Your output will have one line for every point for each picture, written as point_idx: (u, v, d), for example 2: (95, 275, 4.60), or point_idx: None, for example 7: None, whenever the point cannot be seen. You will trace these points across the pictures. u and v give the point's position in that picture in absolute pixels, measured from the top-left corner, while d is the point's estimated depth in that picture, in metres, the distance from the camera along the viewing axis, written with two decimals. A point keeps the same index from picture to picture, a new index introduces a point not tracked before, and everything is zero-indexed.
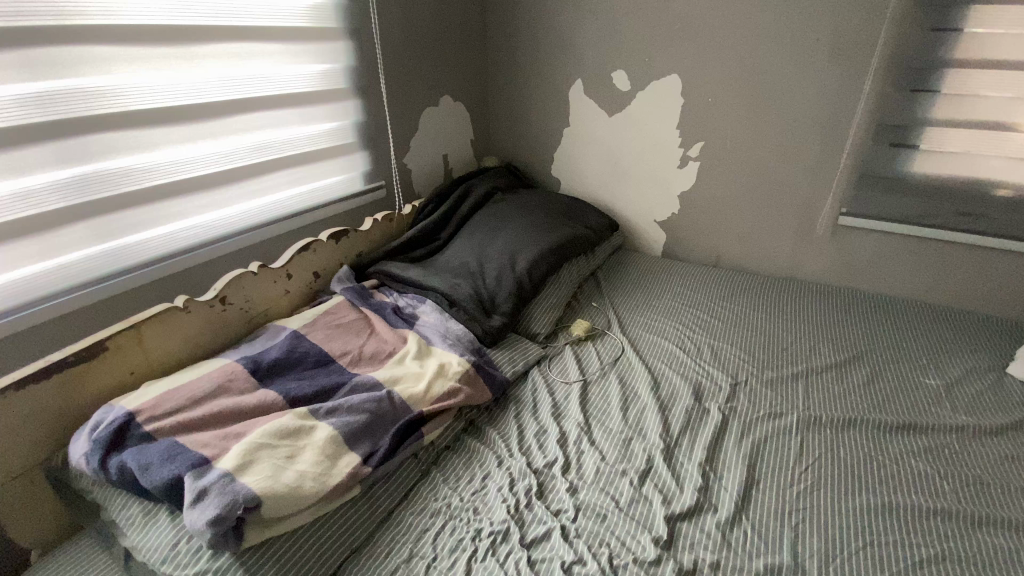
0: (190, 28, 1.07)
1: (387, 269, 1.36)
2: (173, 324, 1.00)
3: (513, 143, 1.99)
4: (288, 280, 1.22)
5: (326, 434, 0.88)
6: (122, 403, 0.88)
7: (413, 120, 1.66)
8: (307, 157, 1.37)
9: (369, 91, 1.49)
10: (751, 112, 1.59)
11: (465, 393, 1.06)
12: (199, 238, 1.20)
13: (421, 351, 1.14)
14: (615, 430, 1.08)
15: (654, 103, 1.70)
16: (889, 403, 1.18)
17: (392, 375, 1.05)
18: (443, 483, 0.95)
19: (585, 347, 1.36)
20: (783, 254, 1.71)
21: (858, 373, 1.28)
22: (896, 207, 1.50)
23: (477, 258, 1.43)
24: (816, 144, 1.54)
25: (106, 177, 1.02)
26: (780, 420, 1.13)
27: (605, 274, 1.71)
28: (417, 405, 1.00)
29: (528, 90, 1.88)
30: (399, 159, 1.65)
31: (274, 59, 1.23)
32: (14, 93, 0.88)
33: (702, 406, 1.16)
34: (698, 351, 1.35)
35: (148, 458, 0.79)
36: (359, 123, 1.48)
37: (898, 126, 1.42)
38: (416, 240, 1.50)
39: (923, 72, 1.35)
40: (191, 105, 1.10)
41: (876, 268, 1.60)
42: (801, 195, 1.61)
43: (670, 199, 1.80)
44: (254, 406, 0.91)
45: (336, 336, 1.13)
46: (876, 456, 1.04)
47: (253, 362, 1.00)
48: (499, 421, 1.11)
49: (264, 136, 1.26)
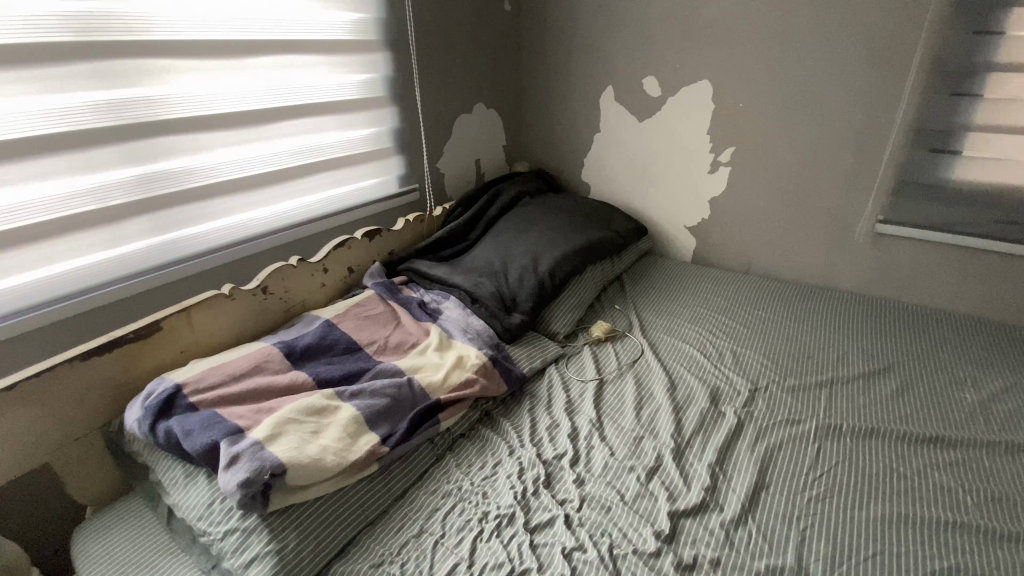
0: (242, 42, 1.18)
1: (416, 266, 1.44)
2: (219, 309, 1.10)
3: (545, 149, 2.04)
4: (325, 274, 1.31)
5: (349, 414, 0.95)
6: (172, 376, 0.98)
7: (447, 126, 1.74)
8: (345, 161, 1.47)
9: (405, 98, 1.57)
10: (782, 118, 1.58)
11: (481, 385, 1.10)
12: (245, 233, 1.31)
13: (442, 343, 1.20)
14: (627, 429, 1.10)
15: (684, 109, 1.71)
16: (917, 416, 1.14)
17: (414, 364, 1.12)
18: (456, 468, 1.00)
19: (604, 348, 1.38)
20: (817, 262, 1.67)
21: (888, 384, 1.24)
22: (936, 214, 1.44)
23: (502, 258, 1.49)
24: (851, 150, 1.51)
25: (166, 176, 1.14)
26: (798, 426, 1.11)
27: (630, 278, 1.73)
28: (434, 392, 1.06)
29: (561, 97, 1.93)
30: (433, 163, 1.73)
31: (318, 70, 1.34)
32: (92, 101, 1.01)
33: (718, 410, 1.16)
34: (719, 356, 1.35)
35: (190, 425, 0.88)
36: (395, 128, 1.57)
37: (939, 132, 1.37)
38: (445, 240, 1.57)
39: (965, 76, 1.31)
40: (243, 112, 1.22)
41: (917, 278, 1.54)
42: (836, 201, 1.58)
43: (700, 204, 1.79)
44: (287, 385, 0.99)
45: (365, 326, 1.21)
46: (896, 468, 1.01)
47: (289, 346, 1.09)
48: (514, 413, 1.15)
49: (307, 141, 1.37)
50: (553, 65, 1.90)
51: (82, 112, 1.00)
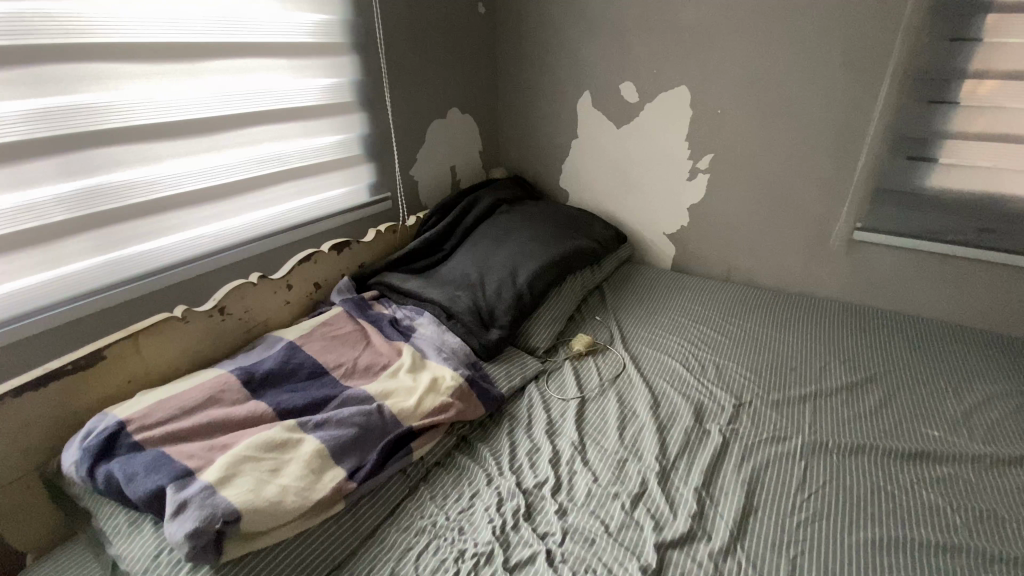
0: (194, 45, 1.10)
1: (387, 280, 1.36)
2: (170, 333, 1.02)
3: (522, 154, 1.98)
4: (289, 291, 1.23)
5: (312, 448, 0.89)
6: (115, 411, 0.89)
7: (420, 133, 1.67)
8: (311, 169, 1.39)
9: (375, 103, 1.50)
10: (761, 125, 1.56)
11: (457, 409, 1.05)
12: (201, 249, 1.22)
13: (415, 363, 1.13)
14: (610, 451, 1.05)
15: (663, 115, 1.68)
16: (900, 429, 1.13)
17: (384, 388, 1.05)
18: (430, 501, 0.94)
19: (585, 363, 1.34)
20: (796, 270, 1.66)
21: (871, 396, 1.22)
22: (914, 221, 1.44)
23: (478, 270, 1.43)
24: (830, 157, 1.50)
25: (109, 190, 1.05)
26: (784, 444, 1.08)
27: (610, 287, 1.69)
28: (406, 419, 1.00)
29: (537, 101, 1.87)
30: (406, 170, 1.66)
31: (280, 74, 1.26)
32: (22, 110, 0.91)
33: (703, 428, 1.12)
34: (702, 369, 1.32)
35: (134, 468, 0.80)
36: (363, 134, 1.50)
37: (916, 139, 1.38)
38: (419, 251, 1.50)
39: (941, 83, 1.31)
40: (196, 119, 1.13)
41: (895, 285, 1.53)
42: (815, 208, 1.57)
43: (679, 211, 1.76)
44: (244, 417, 0.92)
45: (332, 347, 1.14)
46: (884, 487, 0.99)
47: (248, 373, 1.01)
48: (491, 437, 1.10)
49: (269, 150, 1.28)
50: (528, 70, 1.85)
51: (12, 121, 0.90)
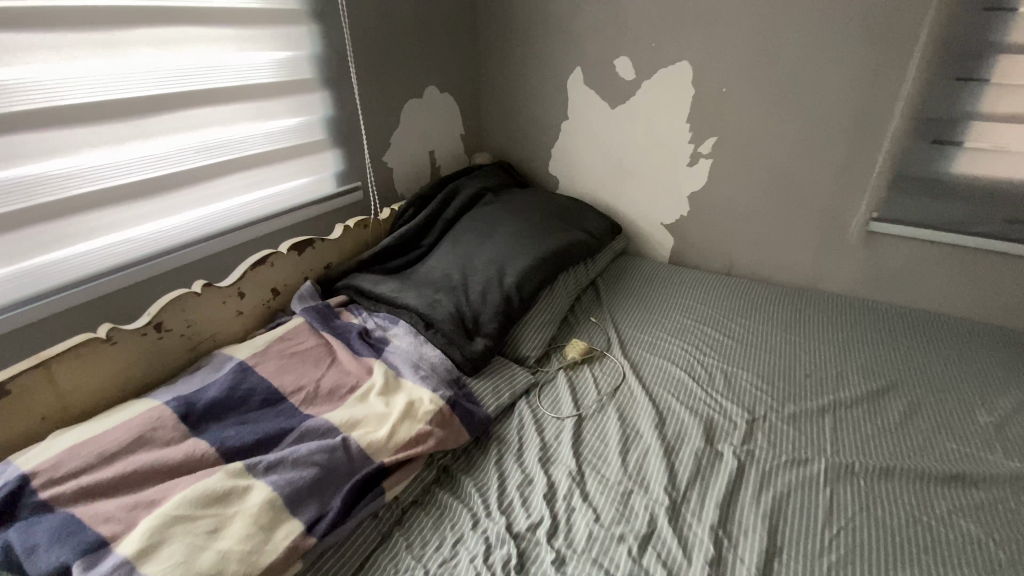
0: (112, 10, 0.91)
1: (357, 283, 1.20)
2: (93, 357, 0.86)
3: (507, 137, 1.82)
4: (240, 300, 1.07)
5: (262, 498, 0.74)
6: (20, 461, 0.74)
7: (392, 115, 1.49)
8: (267, 158, 1.21)
9: (340, 81, 1.32)
10: (770, 105, 1.42)
11: (436, 438, 0.91)
12: (135, 253, 1.05)
13: (388, 383, 0.98)
14: (613, 482, 0.93)
15: (661, 94, 1.53)
16: (930, 447, 1.02)
17: (351, 416, 0.90)
18: (406, 551, 0.81)
19: (580, 373, 1.20)
20: (804, 262, 1.54)
21: (895, 406, 1.12)
22: (934, 211, 1.33)
23: (461, 269, 1.27)
24: (845, 141, 1.37)
25: (12, 188, 0.87)
26: (805, 468, 0.97)
27: (605, 283, 1.55)
28: (377, 454, 0.86)
29: (524, 78, 1.70)
30: (378, 156, 1.49)
31: (223, 46, 1.08)
32: None
33: (715, 450, 1.00)
34: (709, 378, 1.20)
35: (36, 538, 0.66)
36: (328, 117, 1.32)
37: (940, 121, 1.25)
38: (394, 248, 1.34)
39: (972, 59, 1.18)
40: (120, 100, 0.95)
41: (910, 279, 1.42)
42: (827, 197, 1.44)
43: (679, 200, 1.62)
44: (178, 462, 0.77)
45: (291, 366, 0.98)
46: (919, 518, 0.88)
47: (187, 405, 0.86)
48: (477, 467, 0.96)
49: (214, 135, 1.11)
50: (514, 44, 1.67)
51: None
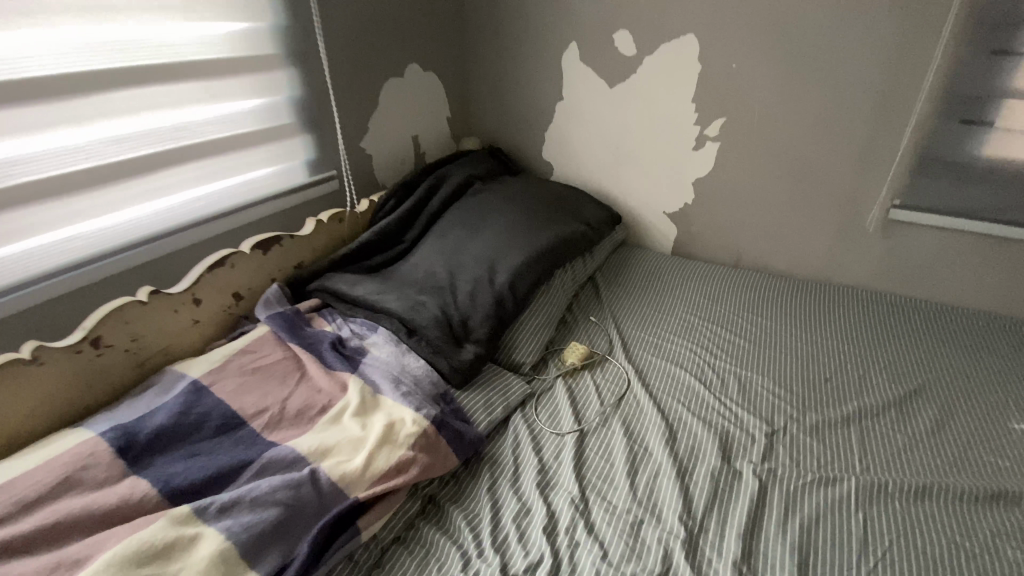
0: None
1: (332, 285, 1.08)
2: (15, 381, 0.74)
3: (497, 120, 1.68)
4: (196, 308, 0.94)
5: (212, 550, 0.63)
6: None
7: (370, 96, 1.35)
8: (225, 145, 1.07)
9: (308, 57, 1.18)
10: (783, 83, 1.30)
11: (420, 466, 0.79)
12: (74, 256, 0.92)
13: (365, 402, 0.86)
14: (621, 510, 0.82)
15: (664, 72, 1.40)
16: (968, 460, 0.92)
17: (322, 443, 0.79)
18: None
19: (581, 381, 1.09)
20: (818, 254, 1.43)
21: (925, 414, 1.02)
22: (961, 198, 1.22)
23: (448, 267, 1.15)
24: (865, 121, 1.25)
25: None
26: (834, 488, 0.87)
27: (605, 278, 1.44)
28: (352, 488, 0.74)
29: (514, 55, 1.56)
30: (356, 142, 1.35)
31: (165, 16, 0.94)
32: None
33: (733, 469, 0.90)
34: (722, 384, 1.09)
35: None
36: (295, 98, 1.18)
37: (970, 98, 1.14)
38: (374, 244, 1.21)
39: (1008, 28, 1.07)
40: (42, 79, 0.82)
41: (933, 271, 1.32)
42: (844, 183, 1.33)
43: (683, 187, 1.50)
44: (112, 508, 0.66)
45: (253, 385, 0.86)
46: (963, 545, 0.79)
47: (127, 436, 0.74)
48: (468, 495, 0.85)
49: (160, 119, 0.97)
50: (503, 17, 1.53)
51: None
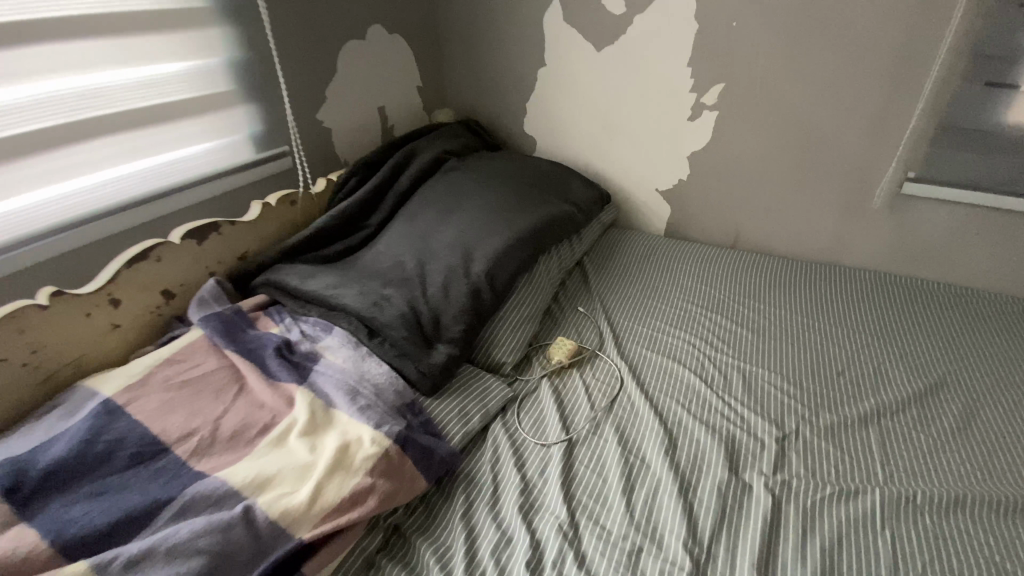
0: None
1: (282, 278, 0.94)
2: None
3: (473, 90, 1.52)
4: (115, 310, 0.80)
5: None
6: None
7: (325, 61, 1.19)
8: (147, 117, 0.91)
9: (247, 14, 1.01)
10: (789, 42, 1.16)
11: (379, 495, 0.67)
12: None
13: (315, 420, 0.73)
14: (616, 536, 0.71)
15: (657, 31, 1.25)
16: (999, 464, 0.83)
17: (260, 473, 0.66)
18: None
19: (569, 381, 0.97)
20: (824, 233, 1.31)
21: (949, 411, 0.92)
22: (981, 170, 1.11)
23: (416, 256, 1.01)
24: (880, 85, 1.13)
25: None
26: (855, 503, 0.76)
27: (594, 264, 1.31)
28: (295, 528, 0.62)
29: (491, 16, 1.40)
30: (311, 114, 1.19)
31: None
32: None
33: (741, 482, 0.79)
34: (724, 380, 0.98)
35: None
36: (234, 61, 1.01)
37: (998, 57, 1.02)
38: (333, 229, 1.07)
39: None
40: None
41: (948, 250, 1.22)
42: (854, 155, 1.21)
43: (678, 162, 1.37)
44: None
45: (181, 403, 0.73)
46: (1005, 566, 0.69)
47: (15, 474, 0.60)
48: (439, 524, 0.73)
49: (67, 84, 0.81)
50: None
51: None
